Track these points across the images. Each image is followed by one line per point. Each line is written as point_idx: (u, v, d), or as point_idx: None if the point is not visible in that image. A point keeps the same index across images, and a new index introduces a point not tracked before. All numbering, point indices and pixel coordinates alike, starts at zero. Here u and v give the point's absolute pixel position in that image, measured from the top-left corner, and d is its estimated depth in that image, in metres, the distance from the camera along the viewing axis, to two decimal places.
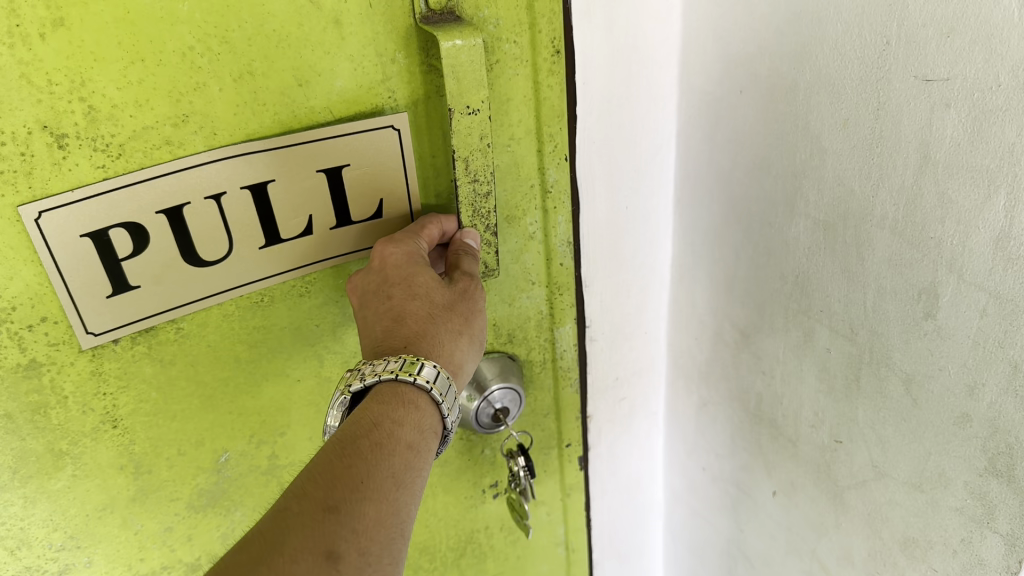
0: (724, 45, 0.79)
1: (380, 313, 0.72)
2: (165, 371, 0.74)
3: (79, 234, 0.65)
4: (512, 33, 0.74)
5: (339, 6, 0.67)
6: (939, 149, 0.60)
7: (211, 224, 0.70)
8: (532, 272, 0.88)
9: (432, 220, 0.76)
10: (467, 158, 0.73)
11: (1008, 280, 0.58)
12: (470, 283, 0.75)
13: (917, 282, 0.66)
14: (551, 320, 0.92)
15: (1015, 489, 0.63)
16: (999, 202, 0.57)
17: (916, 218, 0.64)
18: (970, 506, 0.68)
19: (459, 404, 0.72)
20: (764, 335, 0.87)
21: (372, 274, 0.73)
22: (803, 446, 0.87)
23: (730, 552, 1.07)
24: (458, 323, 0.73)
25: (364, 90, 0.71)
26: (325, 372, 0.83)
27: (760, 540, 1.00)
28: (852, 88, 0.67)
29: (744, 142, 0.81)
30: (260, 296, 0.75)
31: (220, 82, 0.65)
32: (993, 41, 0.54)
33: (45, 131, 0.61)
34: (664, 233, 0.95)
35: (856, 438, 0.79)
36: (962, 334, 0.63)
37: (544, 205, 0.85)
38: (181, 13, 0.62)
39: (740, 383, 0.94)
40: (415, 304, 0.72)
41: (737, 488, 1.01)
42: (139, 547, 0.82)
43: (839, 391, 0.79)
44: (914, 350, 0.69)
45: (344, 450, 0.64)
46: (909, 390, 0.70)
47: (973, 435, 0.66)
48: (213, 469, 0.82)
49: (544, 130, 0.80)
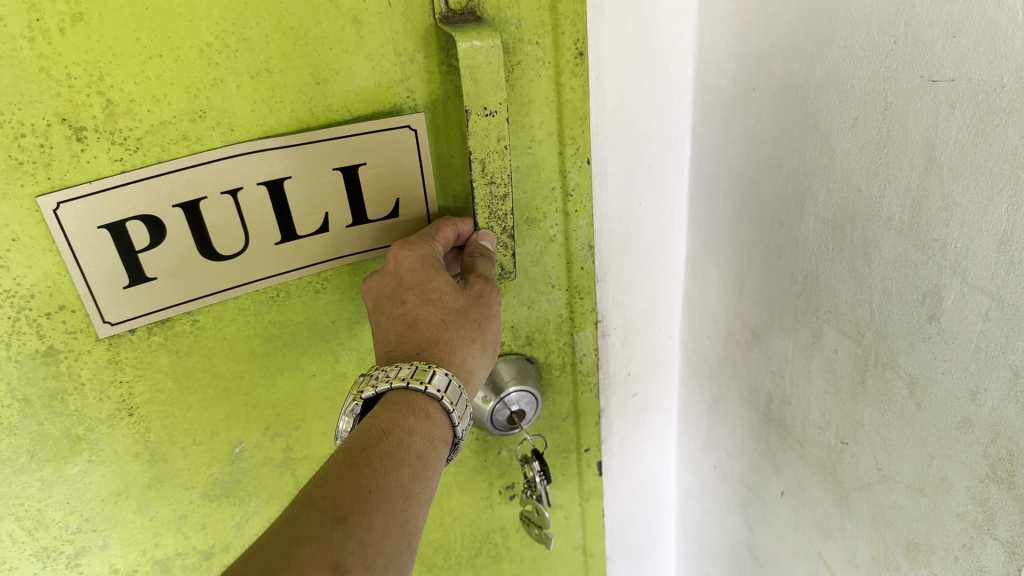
0: (738, 42, 0.76)
1: (394, 318, 0.72)
2: (181, 362, 0.75)
3: (97, 225, 0.66)
4: (534, 35, 0.74)
5: (357, 5, 0.67)
6: (944, 151, 0.58)
7: (227, 219, 0.70)
8: (551, 275, 0.88)
9: (448, 222, 0.76)
10: (484, 160, 0.72)
11: (1010, 283, 0.56)
12: (485, 287, 0.74)
13: (922, 284, 0.64)
14: (571, 324, 0.92)
15: (1015, 497, 0.61)
16: (1002, 205, 0.55)
17: (921, 219, 0.62)
18: (970, 512, 0.65)
19: (470, 412, 0.72)
20: (774, 335, 0.85)
21: (386, 278, 0.73)
22: (809, 446, 0.84)
23: (740, 552, 1.04)
24: (471, 329, 0.73)
25: (382, 89, 0.71)
26: (340, 368, 0.83)
27: (768, 540, 0.97)
28: (861, 87, 0.64)
29: (755, 140, 0.79)
30: (276, 292, 0.76)
31: (238, 79, 0.66)
32: (997, 42, 0.52)
33: (64, 124, 0.62)
34: (679, 229, 0.93)
35: (861, 439, 0.76)
36: (965, 338, 0.61)
37: (565, 208, 0.84)
38: (199, 9, 0.62)
39: (751, 382, 0.92)
40: (429, 310, 0.72)
41: (747, 488, 0.98)
42: (153, 533, 0.83)
43: (845, 393, 0.76)
44: (918, 352, 0.66)
45: (353, 458, 0.63)
46: (913, 393, 0.68)
47: (974, 439, 0.63)
48: (228, 460, 0.82)
49: (566, 133, 0.79)
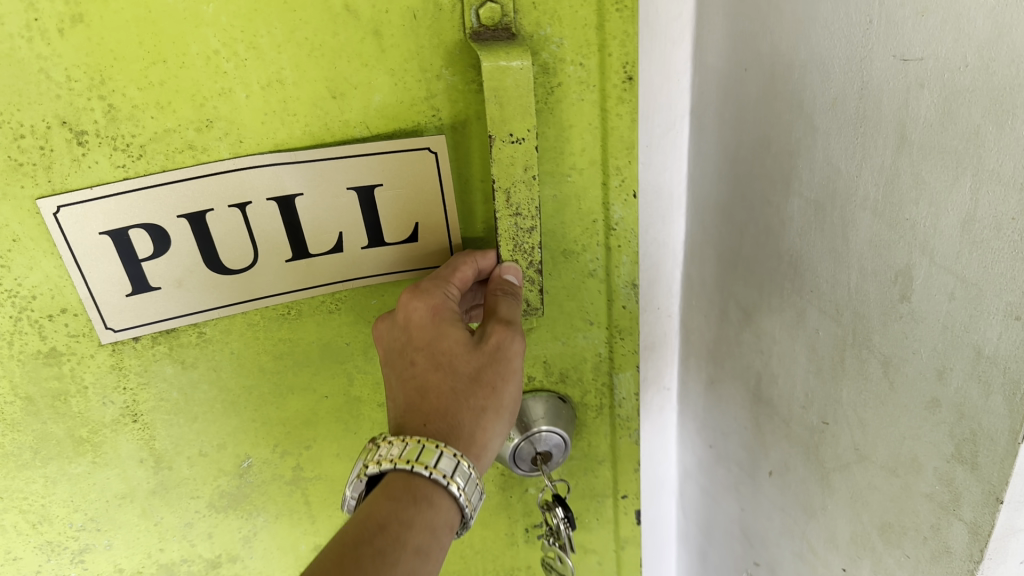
0: (732, 25, 0.68)
1: (404, 379, 0.68)
2: (187, 373, 0.73)
3: (99, 232, 0.64)
4: (577, 55, 0.67)
5: (378, 16, 0.62)
6: (915, 129, 0.50)
7: (235, 233, 0.67)
8: (590, 311, 0.81)
9: (466, 258, 0.70)
10: (508, 190, 0.66)
11: (973, 262, 0.48)
12: (504, 336, 0.67)
13: (894, 263, 0.55)
14: (610, 364, 0.85)
15: (977, 477, 0.51)
16: (965, 184, 0.47)
17: (893, 198, 0.54)
18: (938, 493, 0.55)
19: (480, 491, 0.64)
20: (763, 314, 0.75)
21: (397, 332, 0.68)
22: (794, 426, 0.73)
23: (730, 533, 0.91)
24: (484, 395, 0.66)
25: (405, 107, 0.66)
26: (354, 391, 0.78)
27: (758, 520, 0.84)
28: (840, 67, 0.57)
29: (744, 117, 0.70)
30: (286, 309, 0.72)
31: (247, 89, 0.62)
32: (961, 21, 0.45)
33: (64, 126, 0.60)
34: (675, 211, 0.82)
35: (839, 420, 0.66)
36: (933, 317, 0.52)
37: (606, 243, 0.77)
38: (206, 15, 0.59)
39: (740, 364, 0.81)
40: (438, 375, 0.66)
41: (739, 469, 0.86)
42: (159, 537, 0.82)
43: (825, 372, 0.66)
44: (891, 332, 0.57)
45: (341, 559, 0.56)
46: (887, 373, 0.58)
47: (942, 420, 0.53)
48: (236, 473, 0.80)
49: (610, 162, 0.72)
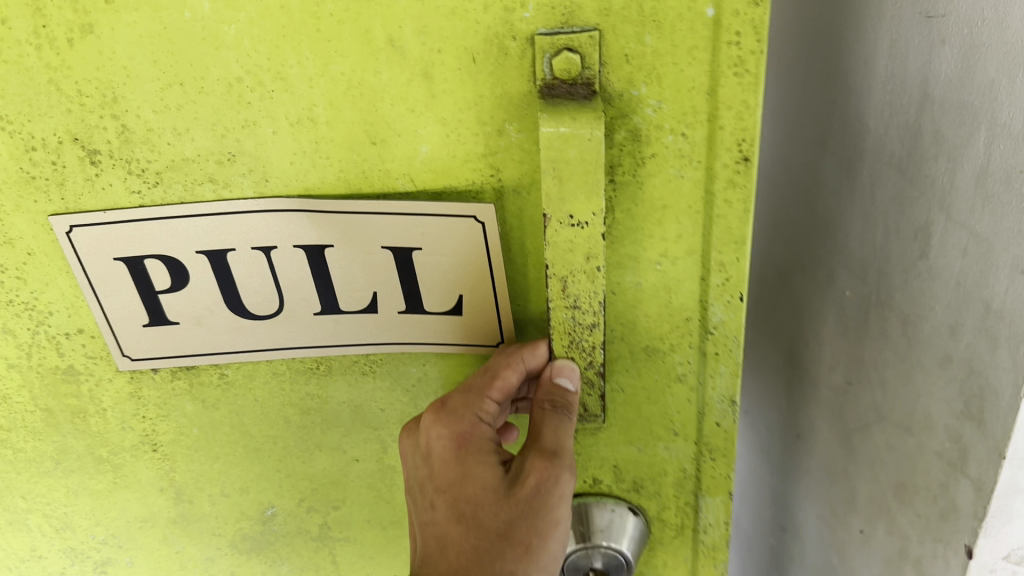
0: None
1: (426, 521, 0.61)
2: (209, 412, 0.67)
3: (113, 257, 0.58)
4: (679, 124, 0.53)
5: (429, 56, 0.51)
6: None
7: (258, 278, 0.59)
8: (675, 420, 0.67)
9: (510, 358, 0.58)
10: (564, 279, 0.54)
11: (987, 215, 0.64)
12: (542, 473, 0.57)
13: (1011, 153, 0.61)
14: (696, 484, 0.70)
15: (983, 434, 0.69)
16: None
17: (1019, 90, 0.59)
18: (948, 451, 0.74)
19: None
20: (886, 205, 0.77)
21: (420, 463, 0.61)
22: (901, 314, 0.77)
23: (826, 442, 0.94)
24: (514, 552, 0.58)
25: (457, 162, 0.55)
26: (389, 460, 0.70)
27: (857, 416, 0.87)
28: None
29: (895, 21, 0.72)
30: (316, 363, 0.64)
31: (275, 123, 0.53)
32: None
33: (76, 143, 0.54)
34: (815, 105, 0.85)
35: (950, 305, 0.70)
36: (946, 273, 0.70)
37: (701, 347, 0.62)
38: (227, 37, 0.50)
39: (856, 253, 0.83)
40: (460, 529, 0.59)
41: (842, 375, 0.89)
42: (179, 566, 0.77)
43: (938, 249, 0.70)
44: (1002, 226, 0.63)
45: None
46: (993, 253, 0.64)
47: None
48: (259, 519, 0.74)
49: (712, 254, 0.58)
